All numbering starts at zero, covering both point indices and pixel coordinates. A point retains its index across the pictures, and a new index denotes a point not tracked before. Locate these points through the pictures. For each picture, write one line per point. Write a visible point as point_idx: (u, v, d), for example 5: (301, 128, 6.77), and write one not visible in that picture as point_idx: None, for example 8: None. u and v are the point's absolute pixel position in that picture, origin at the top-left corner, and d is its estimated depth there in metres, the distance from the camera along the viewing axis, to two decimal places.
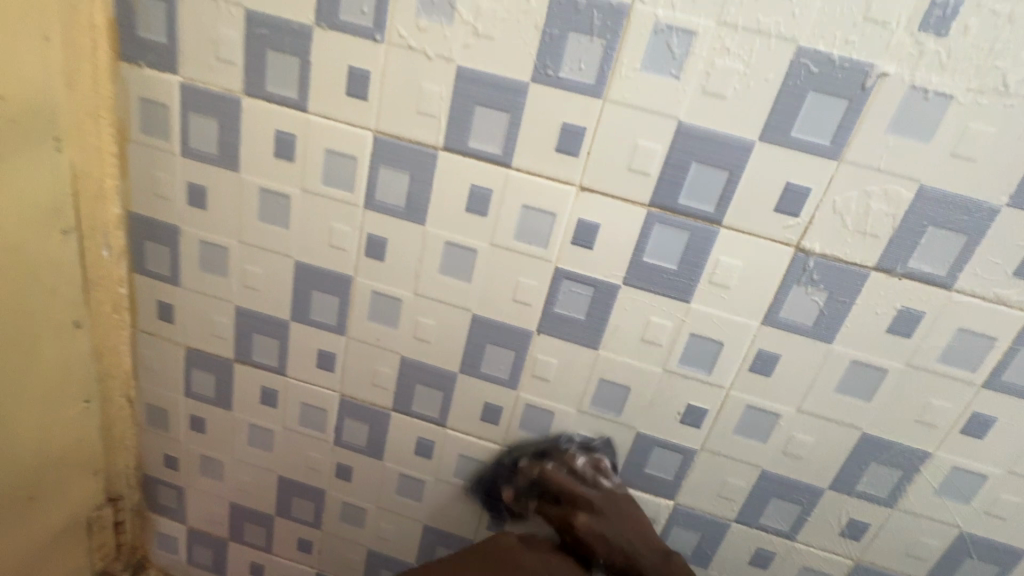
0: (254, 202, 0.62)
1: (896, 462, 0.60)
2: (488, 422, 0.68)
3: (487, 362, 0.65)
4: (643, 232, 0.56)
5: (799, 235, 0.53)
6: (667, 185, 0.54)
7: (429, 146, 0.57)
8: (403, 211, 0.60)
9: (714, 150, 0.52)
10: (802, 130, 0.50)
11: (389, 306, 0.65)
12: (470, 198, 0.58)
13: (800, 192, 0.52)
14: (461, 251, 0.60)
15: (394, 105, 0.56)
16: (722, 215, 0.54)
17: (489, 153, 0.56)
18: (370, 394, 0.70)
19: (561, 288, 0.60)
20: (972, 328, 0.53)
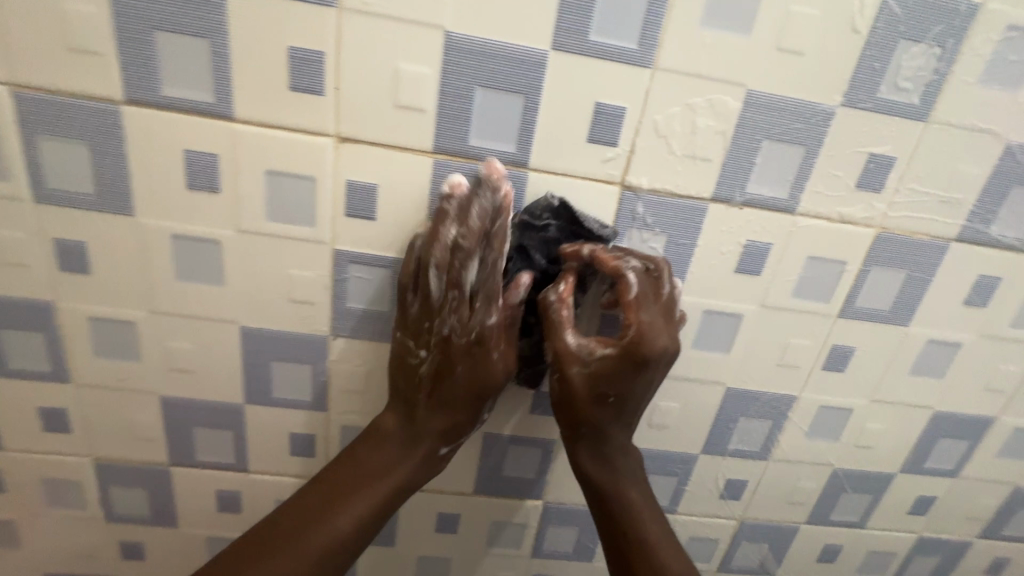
0: None
1: (765, 412, 0.54)
2: (301, 456, 0.54)
3: (279, 384, 0.50)
4: (435, 189, 0.43)
5: (622, 169, 0.42)
6: (451, 123, 0.41)
7: (104, 99, 0.39)
8: (97, 200, 0.42)
9: (500, 69, 0.39)
10: (601, 31, 0.38)
11: (120, 333, 0.47)
12: (189, 170, 0.41)
13: (613, 114, 0.41)
14: (198, 245, 0.44)
15: (26, 40, 0.37)
16: (527, 155, 0.42)
17: (198, 102, 0.39)
18: (135, 451, 0.52)
19: (349, 275, 0.46)
20: (821, 254, 0.46)
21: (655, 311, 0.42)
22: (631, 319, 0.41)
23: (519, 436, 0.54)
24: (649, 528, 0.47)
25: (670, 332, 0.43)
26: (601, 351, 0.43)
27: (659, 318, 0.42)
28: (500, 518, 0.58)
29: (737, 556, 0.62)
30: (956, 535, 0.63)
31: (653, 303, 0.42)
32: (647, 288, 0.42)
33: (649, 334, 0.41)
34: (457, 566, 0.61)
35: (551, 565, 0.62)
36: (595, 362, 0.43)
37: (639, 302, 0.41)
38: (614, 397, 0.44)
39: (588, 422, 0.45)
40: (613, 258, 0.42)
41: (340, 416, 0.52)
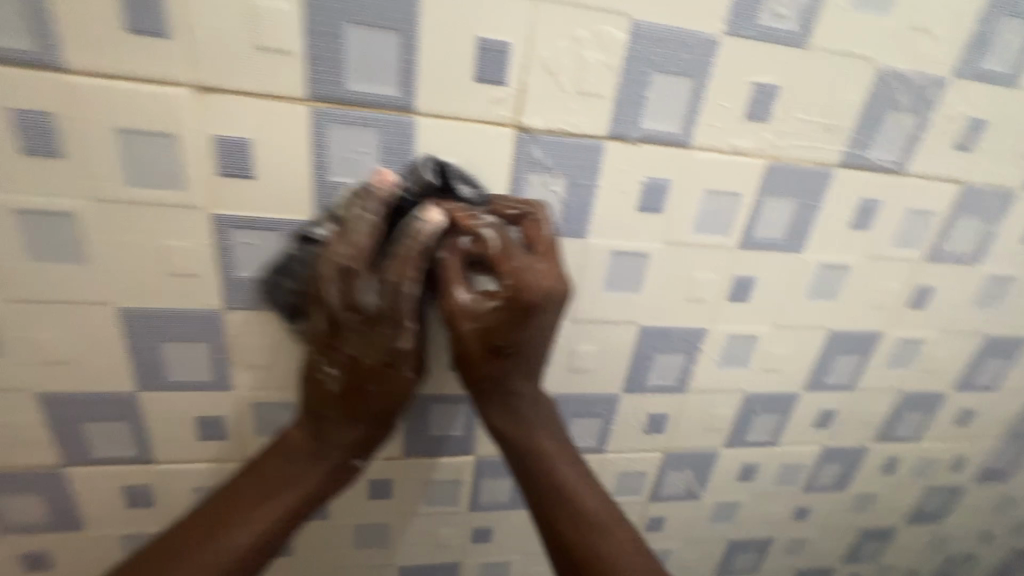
0: None
1: (679, 347, 0.56)
2: (213, 440, 0.51)
3: (173, 367, 0.46)
4: (314, 141, 0.40)
5: (514, 110, 0.41)
6: (324, 66, 0.37)
7: None
8: None
9: (369, 3, 0.36)
10: None
11: None
12: (21, 134, 0.36)
13: (498, 51, 0.39)
14: (50, 220, 0.39)
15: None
16: (413, 99, 0.39)
17: (17, 51, 0.34)
18: (18, 456, 0.48)
19: (232, 243, 0.42)
20: (718, 187, 0.47)
21: (522, 259, 0.38)
22: (504, 268, 0.38)
23: (442, 395, 0.53)
24: (570, 478, 0.46)
25: (555, 270, 0.39)
26: (488, 305, 0.40)
27: (536, 263, 0.39)
28: (434, 477, 0.58)
29: (665, 485, 0.66)
30: (855, 441, 0.69)
31: (511, 249, 0.39)
32: (505, 238, 0.39)
33: (527, 278, 0.38)
34: (397, 529, 0.61)
35: (491, 517, 0.63)
36: (482, 320, 0.40)
37: (499, 251, 0.39)
38: (509, 348, 0.42)
39: (489, 376, 0.44)
40: (465, 215, 0.39)
41: (248, 394, 0.49)
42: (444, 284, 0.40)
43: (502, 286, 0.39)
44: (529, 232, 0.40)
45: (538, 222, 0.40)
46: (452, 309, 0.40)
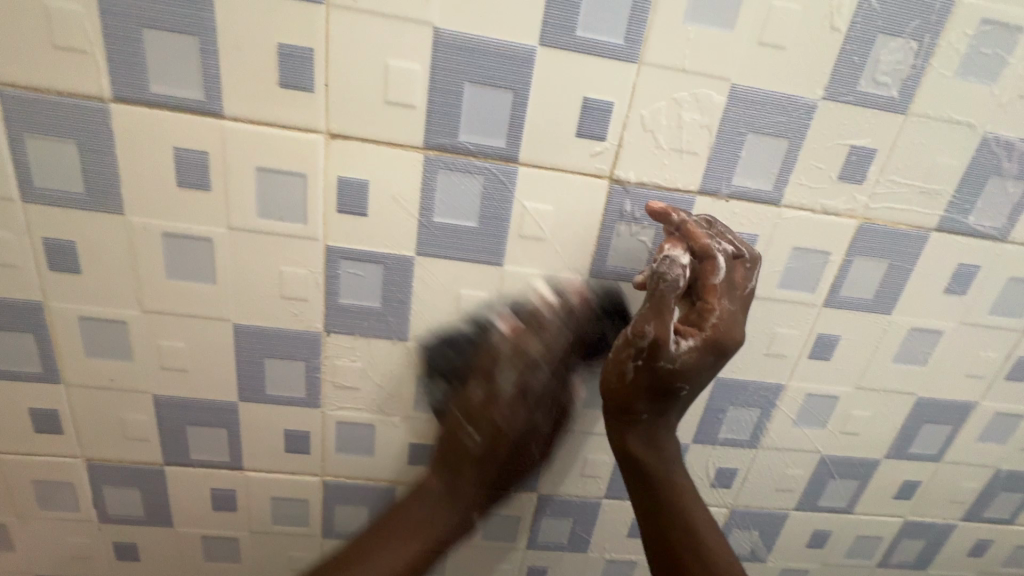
0: None
1: (754, 402, 0.55)
2: (296, 453, 0.54)
3: (272, 382, 0.50)
4: (425, 184, 0.43)
5: (611, 163, 0.43)
6: (441, 118, 0.41)
7: (91, 97, 0.38)
8: (85, 199, 0.41)
9: (489, 65, 0.39)
10: (589, 26, 0.39)
11: (110, 333, 0.46)
12: (178, 168, 0.41)
13: (601, 109, 0.41)
14: (189, 243, 0.43)
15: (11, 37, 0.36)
16: (517, 151, 0.42)
17: (187, 99, 0.39)
18: (127, 451, 0.52)
19: (340, 272, 0.46)
20: (806, 245, 0.47)
21: (728, 305, 0.43)
22: (716, 305, 0.42)
23: None
24: (694, 509, 0.51)
25: (744, 317, 0.44)
26: (685, 341, 0.43)
27: (737, 308, 0.43)
28: (496, 510, 0.59)
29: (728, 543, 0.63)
30: (941, 519, 0.64)
31: (737, 285, 0.43)
32: (732, 276, 0.43)
33: (729, 322, 0.43)
34: (454, 559, 0.61)
35: (547, 557, 0.62)
36: (677, 354, 0.43)
37: (732, 284, 0.43)
38: (684, 389, 0.45)
39: (652, 403, 0.46)
40: (705, 241, 0.41)
41: (334, 413, 0.52)
42: (666, 311, 0.41)
43: (704, 325, 0.43)
44: (736, 272, 0.43)
45: (749, 268, 0.43)
46: (662, 339, 0.41)
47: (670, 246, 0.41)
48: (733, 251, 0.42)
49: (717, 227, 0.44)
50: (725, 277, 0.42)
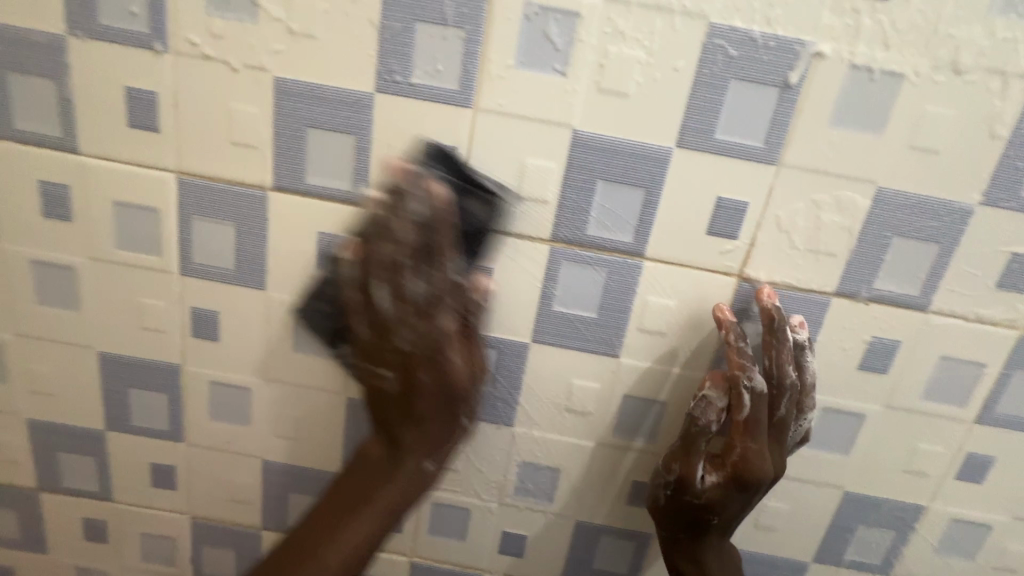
0: (27, 281, 0.45)
1: (887, 522, 0.49)
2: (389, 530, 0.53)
3: None
4: (548, 274, 0.43)
5: (741, 262, 0.42)
6: (571, 214, 0.41)
7: (254, 186, 0.42)
8: (234, 274, 0.45)
9: (624, 164, 0.40)
10: (729, 130, 0.38)
11: (234, 398, 0.48)
12: (320, 250, 0.43)
13: (735, 208, 0.40)
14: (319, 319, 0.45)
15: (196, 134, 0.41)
16: (644, 246, 0.42)
17: (336, 190, 0.42)
18: (230, 512, 0.53)
19: None
20: (956, 355, 0.43)
21: (758, 437, 0.42)
22: (739, 441, 0.42)
23: (613, 525, 0.52)
24: None
25: (775, 449, 0.43)
26: (708, 475, 0.43)
27: (767, 442, 0.42)
28: None
29: None
30: None
31: (768, 416, 0.42)
32: (764, 408, 0.42)
33: (756, 459, 0.42)
34: None
35: None
36: (703, 490, 0.43)
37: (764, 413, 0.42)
38: (716, 520, 0.44)
39: (688, 532, 0.46)
40: (736, 370, 0.41)
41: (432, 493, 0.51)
42: (690, 447, 0.43)
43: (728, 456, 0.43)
44: (771, 404, 0.42)
45: (783, 397, 0.42)
46: (685, 475, 0.43)
47: (710, 381, 0.42)
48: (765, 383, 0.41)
49: (779, 337, 0.41)
50: (755, 411, 0.41)
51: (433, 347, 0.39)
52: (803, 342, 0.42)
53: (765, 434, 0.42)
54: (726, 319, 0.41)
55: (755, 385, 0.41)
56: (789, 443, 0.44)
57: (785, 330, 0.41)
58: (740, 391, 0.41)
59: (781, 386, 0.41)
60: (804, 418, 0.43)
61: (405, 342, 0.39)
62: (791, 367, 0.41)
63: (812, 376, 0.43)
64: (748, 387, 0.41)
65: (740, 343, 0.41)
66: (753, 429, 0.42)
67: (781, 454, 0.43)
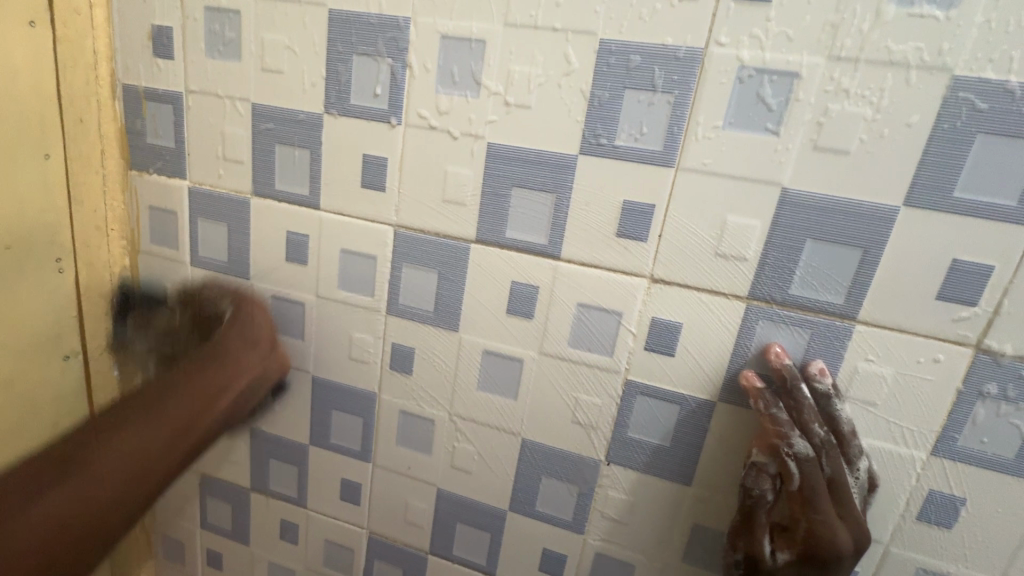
0: (268, 312, 0.54)
1: None
2: (549, 574, 0.53)
3: (543, 499, 0.51)
4: (742, 332, 0.42)
5: (980, 331, 0.37)
6: (773, 273, 0.40)
7: (459, 239, 0.47)
8: (432, 316, 0.49)
9: (837, 222, 0.38)
10: (972, 188, 0.35)
11: (419, 428, 0.53)
12: (511, 298, 0.46)
13: (975, 272, 0.36)
14: (503, 362, 0.48)
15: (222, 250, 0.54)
16: (857, 308, 0.39)
17: (532, 243, 0.45)
18: (403, 533, 0.57)
19: (635, 406, 0.46)
20: None
21: (822, 508, 0.39)
22: (800, 514, 0.40)
23: None
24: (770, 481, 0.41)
25: (847, 513, 0.40)
26: (781, 549, 0.41)
27: (834, 510, 0.40)
28: None
29: None
30: None
31: (824, 480, 0.39)
32: (819, 474, 0.39)
33: (824, 531, 0.39)
34: None
35: None
36: (777, 565, 0.41)
37: (820, 478, 0.39)
38: None
39: None
40: (776, 441, 0.40)
41: (596, 542, 0.50)
42: (751, 521, 0.42)
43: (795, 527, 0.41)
44: (821, 468, 0.40)
45: (829, 456, 0.39)
46: (752, 549, 0.42)
47: (756, 448, 0.41)
48: (809, 447, 0.39)
49: (796, 397, 0.40)
50: (809, 480, 0.39)
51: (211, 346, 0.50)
52: (826, 390, 0.40)
53: (828, 502, 0.39)
54: (753, 387, 0.41)
55: (797, 453, 0.39)
56: (857, 500, 0.40)
57: (801, 386, 0.40)
58: (784, 465, 0.40)
59: (818, 447, 0.40)
60: (859, 467, 0.40)
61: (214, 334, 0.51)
62: (819, 424, 0.40)
63: (849, 422, 0.40)
64: (793, 455, 0.39)
65: (773, 411, 0.40)
66: (809, 499, 0.39)
67: (855, 517, 0.40)
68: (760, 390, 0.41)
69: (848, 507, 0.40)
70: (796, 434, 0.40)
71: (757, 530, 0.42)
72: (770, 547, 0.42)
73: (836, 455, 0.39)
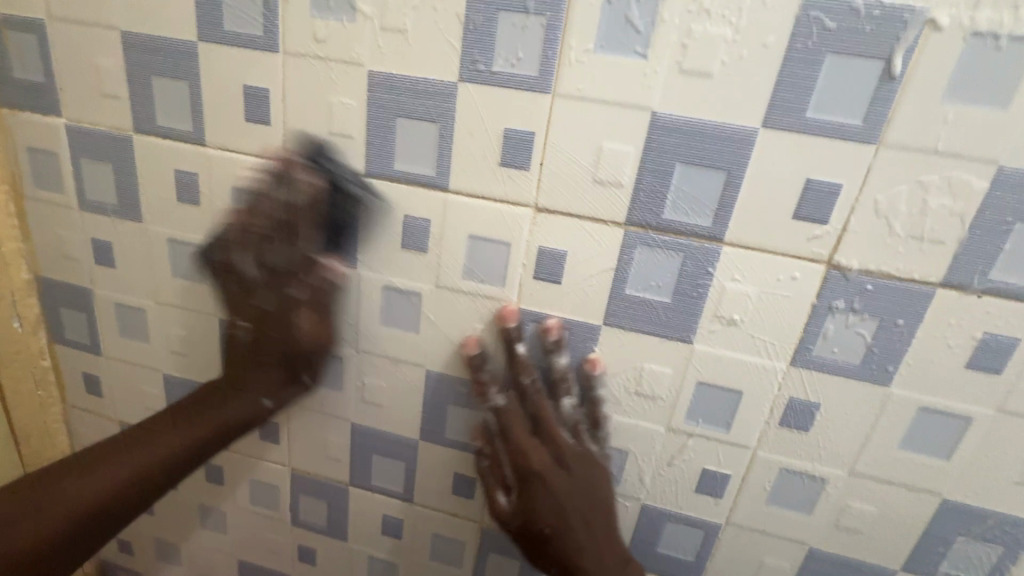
0: (166, 255, 0.53)
1: (992, 536, 0.45)
2: (461, 496, 0.56)
3: (451, 426, 0.53)
4: (621, 257, 0.43)
5: (830, 248, 0.39)
6: (648, 198, 0.41)
7: (349, 173, 0.46)
8: (331, 253, 0.49)
9: (704, 145, 0.39)
10: (822, 109, 0.36)
11: (329, 365, 0.54)
12: (405, 233, 0.47)
13: (826, 191, 0.38)
14: (403, 296, 0.49)
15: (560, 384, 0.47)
16: (724, 230, 0.41)
17: (421, 175, 0.44)
18: (323, 467, 0.59)
19: (528, 333, 0.47)
20: None
21: (518, 440, 0.47)
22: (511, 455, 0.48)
23: (681, 514, 0.50)
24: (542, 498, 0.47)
25: (550, 446, 0.47)
26: (502, 497, 0.49)
27: (534, 444, 0.47)
28: None
29: None
30: None
31: (540, 416, 0.47)
32: (518, 416, 0.48)
33: (523, 458, 0.47)
34: None
35: None
36: (507, 512, 0.49)
37: (517, 425, 0.48)
38: (549, 530, 0.47)
39: (530, 546, 0.48)
40: (481, 390, 0.49)
41: None
42: (486, 480, 0.50)
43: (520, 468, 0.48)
44: (523, 409, 0.48)
45: (530, 399, 0.47)
46: (490, 498, 0.50)
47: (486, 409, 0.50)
48: (505, 398, 0.48)
49: (516, 353, 0.47)
50: (508, 422, 0.48)
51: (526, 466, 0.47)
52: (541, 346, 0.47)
53: (532, 442, 0.47)
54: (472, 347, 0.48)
55: (501, 400, 0.48)
56: (568, 436, 0.47)
57: (519, 344, 0.47)
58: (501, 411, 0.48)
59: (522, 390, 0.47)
60: (563, 404, 0.47)
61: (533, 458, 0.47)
62: (531, 372, 0.47)
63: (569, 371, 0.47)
64: (492, 401, 0.48)
65: (482, 369, 0.48)
66: (524, 433, 0.47)
67: (556, 449, 0.47)
68: (517, 357, 0.47)
69: (551, 437, 0.47)
70: (495, 389, 0.49)
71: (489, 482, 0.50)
72: (504, 498, 0.49)
73: (539, 397, 0.47)
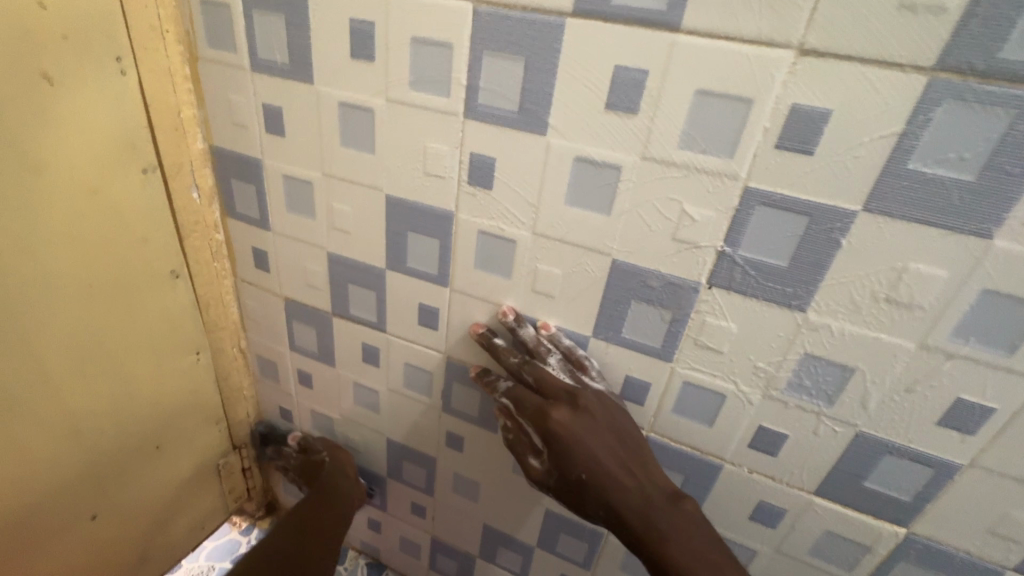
0: (336, 122, 0.50)
1: None
2: (630, 402, 0.52)
3: (631, 325, 0.48)
4: (914, 119, 0.33)
5: None
6: (980, 29, 0.30)
7: (552, 12, 0.38)
8: (516, 117, 0.43)
9: None
10: None
11: (499, 249, 0.49)
12: (612, 89, 0.39)
13: None
14: (597, 170, 0.42)
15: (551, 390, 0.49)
16: None
17: (646, 10, 0.36)
18: (480, 358, 0.57)
19: (753, 218, 0.39)
20: None
21: (546, 406, 0.48)
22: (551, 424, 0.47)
23: (907, 447, 0.43)
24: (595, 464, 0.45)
25: (585, 413, 0.46)
26: (535, 461, 0.50)
27: (554, 406, 0.47)
28: (837, 530, 0.49)
29: None
30: None
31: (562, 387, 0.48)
32: (551, 382, 0.49)
33: (548, 418, 0.47)
34: (765, 560, 0.54)
35: None
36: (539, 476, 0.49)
37: (527, 392, 0.50)
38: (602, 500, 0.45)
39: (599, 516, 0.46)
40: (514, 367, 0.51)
41: (685, 371, 0.48)
42: (521, 453, 0.51)
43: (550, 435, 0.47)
44: (553, 381, 0.49)
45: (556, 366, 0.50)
46: (531, 472, 0.50)
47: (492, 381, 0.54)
48: (555, 363, 0.50)
49: (519, 332, 0.51)
50: (554, 390, 0.48)
51: (585, 443, 0.45)
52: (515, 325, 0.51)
53: (547, 403, 0.48)
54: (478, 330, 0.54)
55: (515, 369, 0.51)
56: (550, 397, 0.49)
57: (525, 327, 0.51)
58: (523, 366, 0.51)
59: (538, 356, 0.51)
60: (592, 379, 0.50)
61: (559, 416, 0.46)
62: (551, 350, 0.50)
63: (567, 345, 0.50)
64: (530, 371, 0.50)
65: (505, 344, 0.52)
66: (535, 403, 0.49)
67: (590, 417, 0.46)
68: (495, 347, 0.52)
69: (574, 400, 0.47)
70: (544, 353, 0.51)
71: (523, 454, 0.51)
72: (536, 462, 0.50)
73: (562, 360, 0.50)
